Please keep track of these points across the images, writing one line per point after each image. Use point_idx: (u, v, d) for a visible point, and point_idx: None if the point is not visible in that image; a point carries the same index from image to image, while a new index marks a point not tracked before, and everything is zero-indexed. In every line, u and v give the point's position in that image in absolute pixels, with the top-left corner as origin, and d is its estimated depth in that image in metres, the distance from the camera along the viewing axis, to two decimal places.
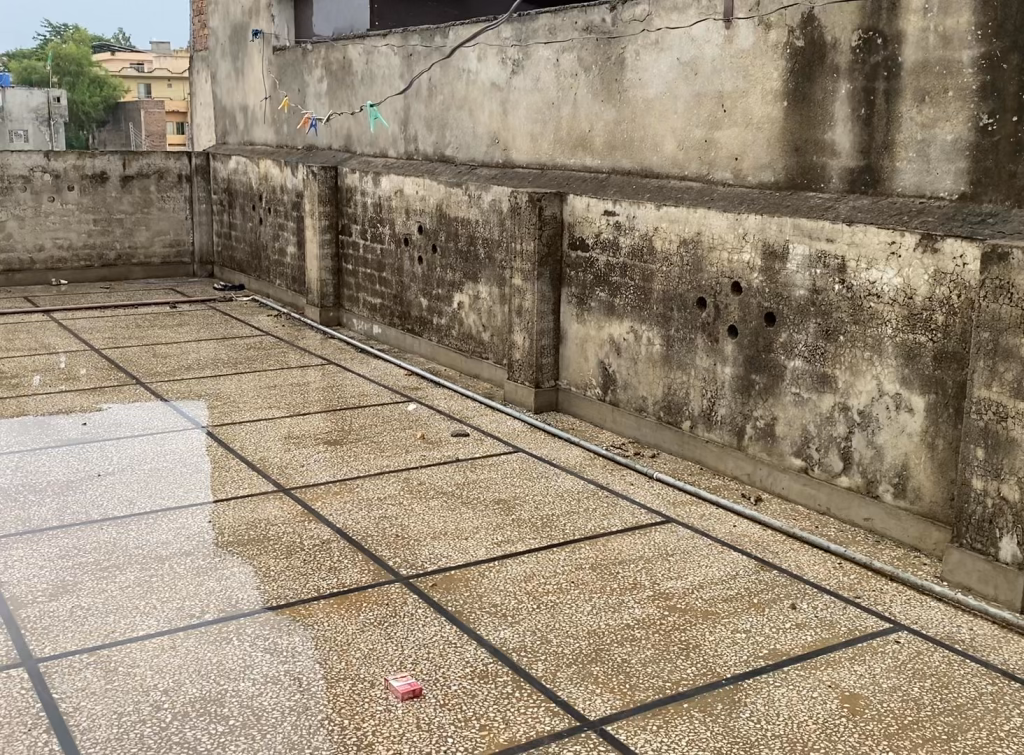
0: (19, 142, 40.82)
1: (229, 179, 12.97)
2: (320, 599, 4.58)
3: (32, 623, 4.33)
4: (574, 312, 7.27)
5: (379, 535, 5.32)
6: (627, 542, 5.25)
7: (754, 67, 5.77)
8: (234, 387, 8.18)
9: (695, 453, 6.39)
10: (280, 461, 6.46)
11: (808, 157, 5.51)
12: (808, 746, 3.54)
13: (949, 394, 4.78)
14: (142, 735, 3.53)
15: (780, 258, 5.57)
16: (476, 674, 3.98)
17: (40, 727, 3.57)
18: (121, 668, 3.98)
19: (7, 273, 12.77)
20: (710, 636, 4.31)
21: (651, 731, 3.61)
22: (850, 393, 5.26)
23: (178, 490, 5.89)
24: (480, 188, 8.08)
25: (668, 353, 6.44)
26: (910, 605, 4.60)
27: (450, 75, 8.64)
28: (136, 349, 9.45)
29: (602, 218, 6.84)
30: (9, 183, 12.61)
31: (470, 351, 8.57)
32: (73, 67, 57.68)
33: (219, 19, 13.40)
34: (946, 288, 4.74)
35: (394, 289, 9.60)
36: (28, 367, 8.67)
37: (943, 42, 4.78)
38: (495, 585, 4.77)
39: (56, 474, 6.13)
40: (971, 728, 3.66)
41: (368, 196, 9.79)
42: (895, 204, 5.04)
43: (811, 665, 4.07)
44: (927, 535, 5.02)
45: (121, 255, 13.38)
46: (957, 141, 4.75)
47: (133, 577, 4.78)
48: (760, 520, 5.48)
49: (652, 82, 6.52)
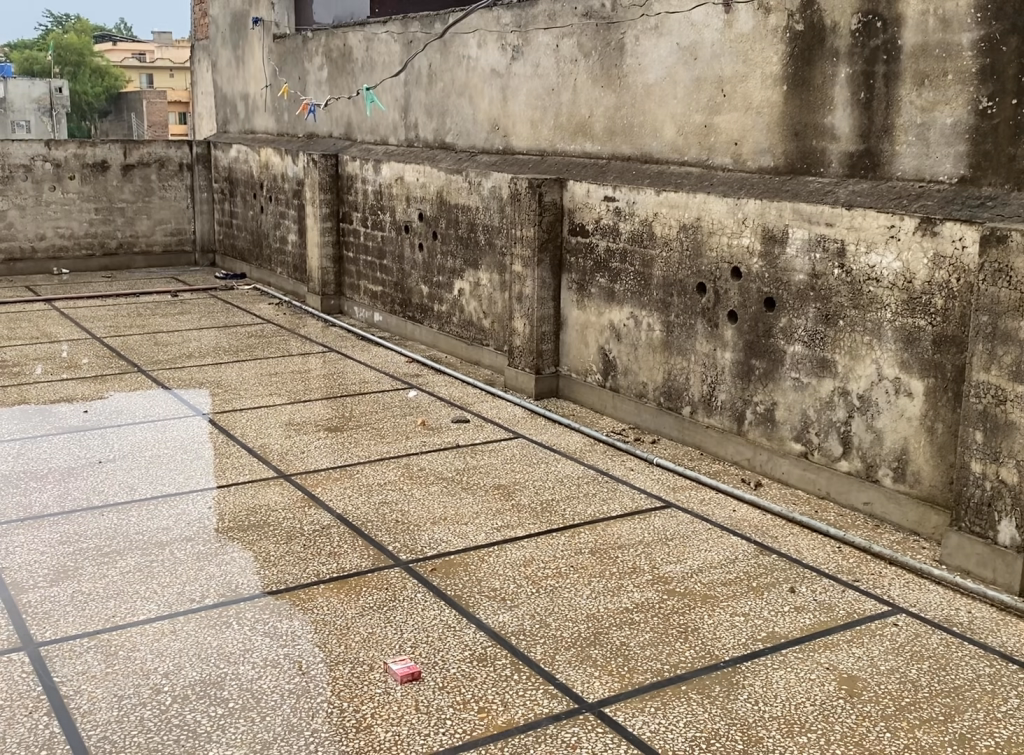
0: (19, 133, 40.85)
1: (230, 167, 12.96)
2: (320, 584, 4.60)
3: (33, 608, 4.35)
4: (575, 299, 7.28)
5: (380, 520, 5.34)
6: (627, 527, 5.26)
7: (754, 51, 5.76)
8: (235, 374, 8.18)
9: (695, 438, 6.39)
10: (281, 447, 6.47)
11: (808, 141, 5.49)
12: (804, 728, 3.55)
13: (948, 378, 4.78)
14: (142, 718, 3.55)
15: (779, 242, 5.57)
16: (475, 657, 4.00)
17: (41, 711, 3.59)
18: (121, 652, 4.00)
19: (8, 262, 12.77)
20: (709, 620, 4.31)
21: (649, 712, 3.62)
22: (850, 378, 5.27)
23: (179, 477, 5.91)
24: (480, 174, 8.07)
25: (668, 338, 6.45)
26: (909, 588, 4.61)
27: (450, 61, 8.63)
28: (138, 337, 9.45)
29: (602, 204, 6.84)
30: (10, 172, 12.60)
31: (471, 338, 8.57)
32: (76, 57, 57.74)
33: (218, 8, 13.37)
34: (945, 272, 4.74)
35: (394, 276, 9.60)
36: (29, 356, 8.69)
37: (943, 24, 4.76)
38: (496, 569, 4.78)
39: (57, 461, 6.15)
40: (968, 709, 3.68)
41: (369, 183, 9.79)
42: (895, 188, 5.03)
43: (809, 648, 4.08)
44: (927, 519, 5.02)
45: (123, 244, 13.39)
46: (956, 124, 4.73)
47: (134, 563, 4.79)
48: (760, 505, 5.49)
49: (652, 67, 6.50)
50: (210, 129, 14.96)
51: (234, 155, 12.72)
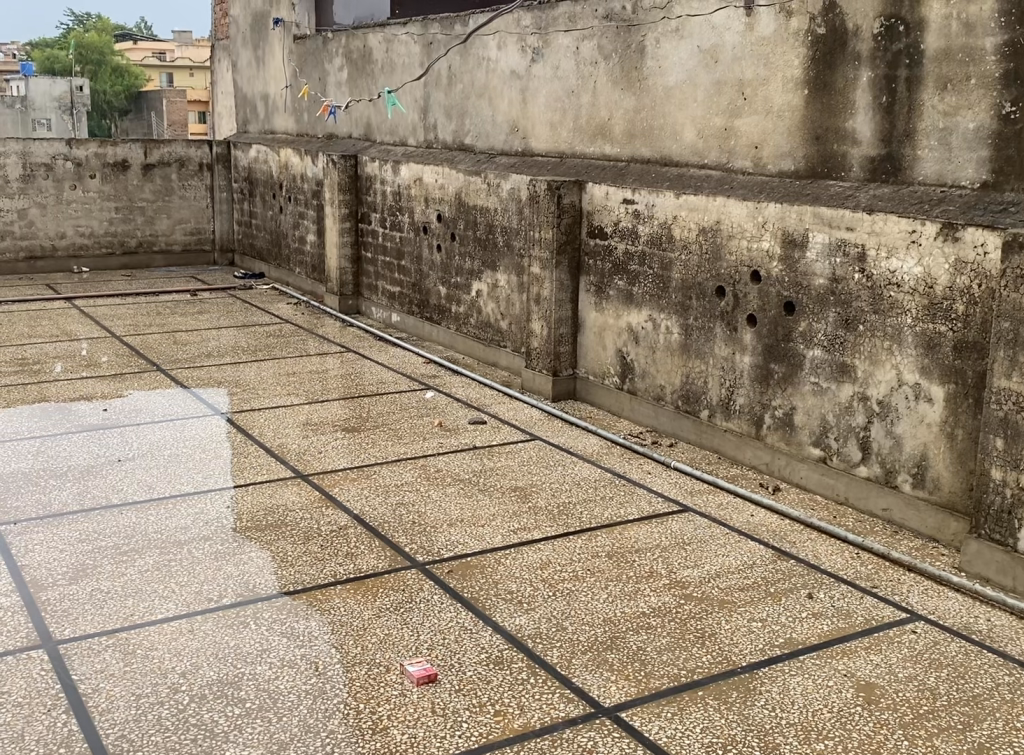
0: (39, 132, 41.13)
1: (250, 167, 13.02)
2: (337, 585, 4.61)
3: (53, 606, 4.38)
4: (593, 302, 7.27)
5: (397, 521, 5.35)
6: (643, 530, 5.25)
7: (775, 54, 5.74)
8: (253, 374, 8.23)
9: (713, 442, 6.37)
10: (299, 447, 6.49)
11: (828, 145, 5.47)
12: (822, 735, 3.53)
13: (968, 384, 4.75)
14: (160, 717, 3.57)
15: (799, 247, 5.55)
16: (491, 659, 4.00)
17: (59, 708, 3.62)
18: (139, 651, 4.02)
19: (29, 260, 12.88)
20: (725, 625, 4.31)
21: (665, 718, 3.61)
22: (869, 383, 5.24)
23: (197, 477, 5.93)
24: (499, 176, 8.07)
25: (686, 342, 6.43)
26: (928, 596, 4.58)
27: (470, 62, 8.63)
28: (157, 336, 9.52)
29: (621, 206, 6.84)
30: (31, 170, 12.72)
31: (488, 339, 8.58)
32: (98, 57, 58.56)
33: (239, 9, 13.43)
34: (966, 277, 4.71)
35: (412, 277, 9.62)
36: (50, 354, 8.74)
37: (966, 29, 4.73)
38: (512, 572, 4.78)
39: (77, 460, 6.19)
40: (987, 718, 3.65)
41: (388, 184, 9.80)
42: (916, 193, 5.00)
43: (827, 655, 4.07)
44: (946, 526, 4.99)
45: (143, 242, 13.46)
46: (979, 129, 4.71)
47: (152, 562, 4.81)
48: (778, 510, 5.47)
49: (672, 70, 6.49)
50: (230, 129, 15.05)
51: (254, 155, 12.78)
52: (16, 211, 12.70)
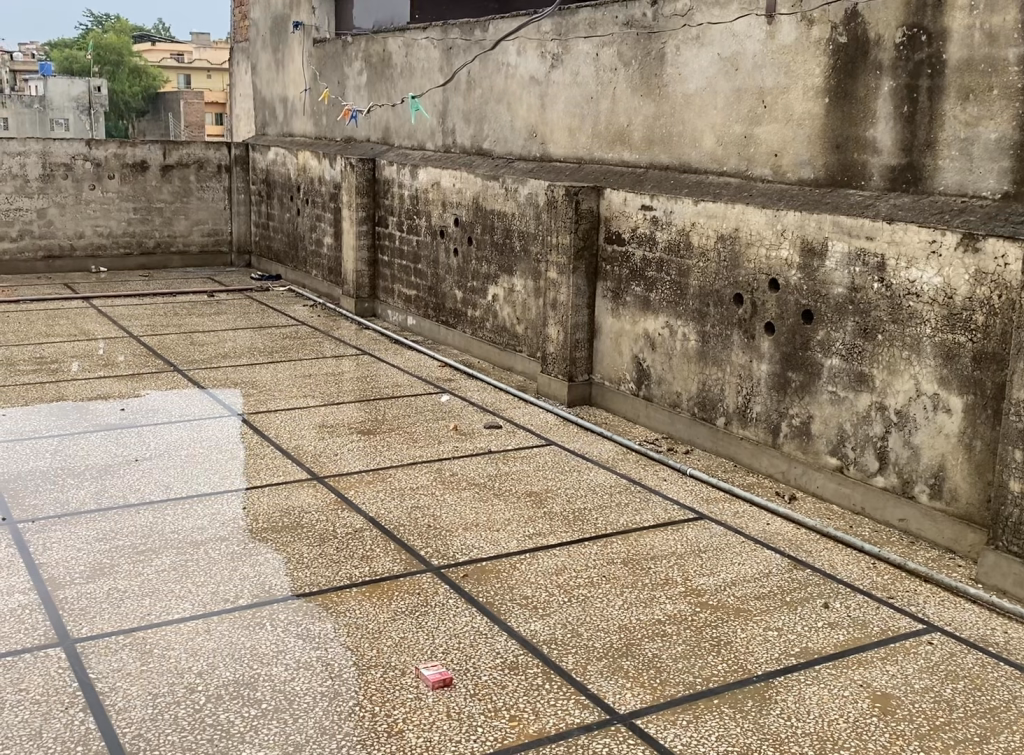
0: (57, 133, 41.29)
1: (268, 169, 13.08)
2: (353, 587, 4.63)
3: (70, 604, 4.40)
4: (609, 308, 7.28)
5: (411, 524, 5.37)
6: (659, 537, 5.26)
7: (796, 63, 5.74)
8: (269, 375, 8.26)
9: (729, 450, 6.36)
10: (315, 449, 6.51)
11: (848, 154, 5.47)
12: (837, 744, 3.53)
13: (987, 396, 4.74)
14: (176, 717, 3.58)
15: (818, 256, 5.54)
16: (506, 665, 4.00)
17: (76, 706, 3.64)
18: (156, 650, 4.04)
19: (48, 259, 12.96)
20: (741, 633, 4.30)
21: (681, 725, 3.62)
22: (887, 392, 5.23)
23: (214, 477, 5.96)
24: (517, 181, 8.10)
25: (703, 349, 6.43)
26: (944, 607, 4.57)
27: (489, 68, 8.65)
28: (174, 336, 9.56)
29: (639, 212, 6.84)
30: (51, 170, 12.79)
31: (504, 344, 8.59)
32: (116, 58, 58.91)
33: (259, 11, 13.49)
34: (987, 288, 4.70)
35: (429, 280, 9.64)
36: (67, 353, 8.78)
37: (988, 39, 4.72)
38: (528, 577, 4.79)
39: (94, 459, 6.22)
40: (1004, 730, 3.64)
41: (405, 187, 9.83)
42: (937, 203, 4.99)
43: (842, 664, 4.06)
44: (963, 537, 4.97)
45: (160, 243, 13.53)
46: (1000, 140, 4.70)
47: (168, 562, 4.84)
48: (794, 519, 5.45)
49: (691, 78, 6.50)
50: (248, 131, 15.14)
51: (272, 157, 12.84)
52: (35, 210, 12.79)
